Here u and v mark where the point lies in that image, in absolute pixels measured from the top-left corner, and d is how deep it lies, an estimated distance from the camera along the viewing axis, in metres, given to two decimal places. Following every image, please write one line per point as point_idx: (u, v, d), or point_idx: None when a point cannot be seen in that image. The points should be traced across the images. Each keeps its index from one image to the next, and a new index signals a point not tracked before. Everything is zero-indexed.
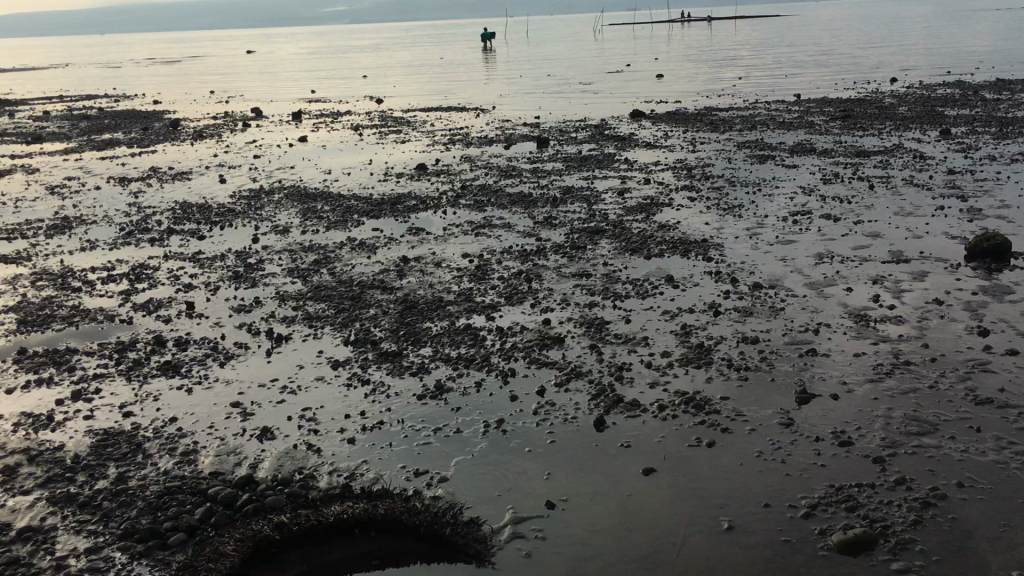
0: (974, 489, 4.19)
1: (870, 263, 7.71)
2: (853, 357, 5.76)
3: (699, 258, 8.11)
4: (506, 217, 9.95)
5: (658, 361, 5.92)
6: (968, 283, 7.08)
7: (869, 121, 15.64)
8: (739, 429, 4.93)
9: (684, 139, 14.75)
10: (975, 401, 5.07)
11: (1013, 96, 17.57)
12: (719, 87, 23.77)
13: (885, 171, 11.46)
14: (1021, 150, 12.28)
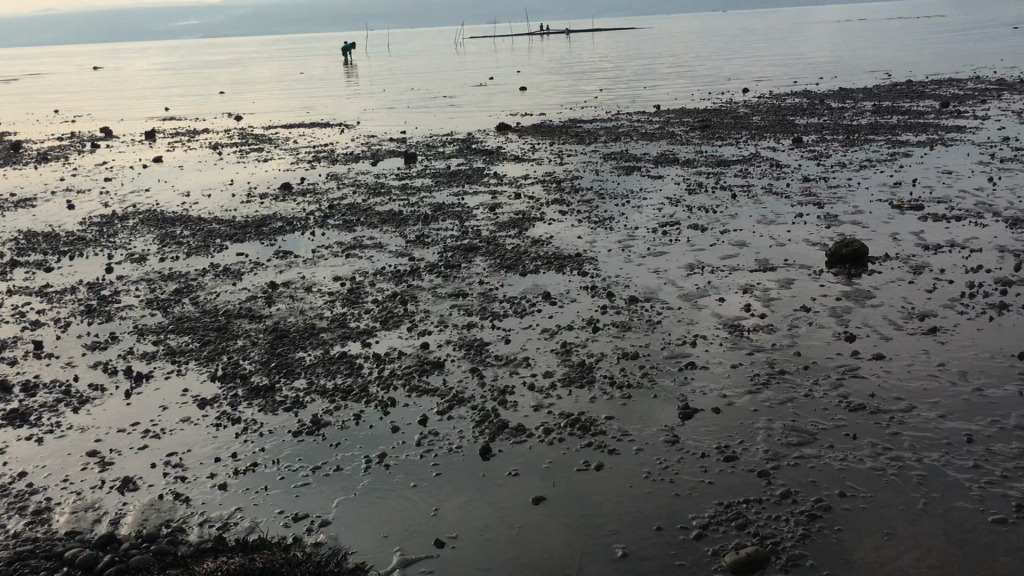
0: (856, 499, 4.27)
1: (738, 272, 7.88)
2: (731, 369, 5.84)
3: (574, 272, 8.10)
4: (377, 237, 9.71)
5: (541, 382, 5.84)
6: (832, 289, 7.32)
7: (726, 131, 16.15)
8: (626, 449, 4.90)
9: (551, 152, 14.85)
10: (848, 408, 5.19)
11: (856, 105, 18.53)
12: (582, 99, 24.14)
13: (745, 180, 11.82)
14: (868, 156, 12.90)
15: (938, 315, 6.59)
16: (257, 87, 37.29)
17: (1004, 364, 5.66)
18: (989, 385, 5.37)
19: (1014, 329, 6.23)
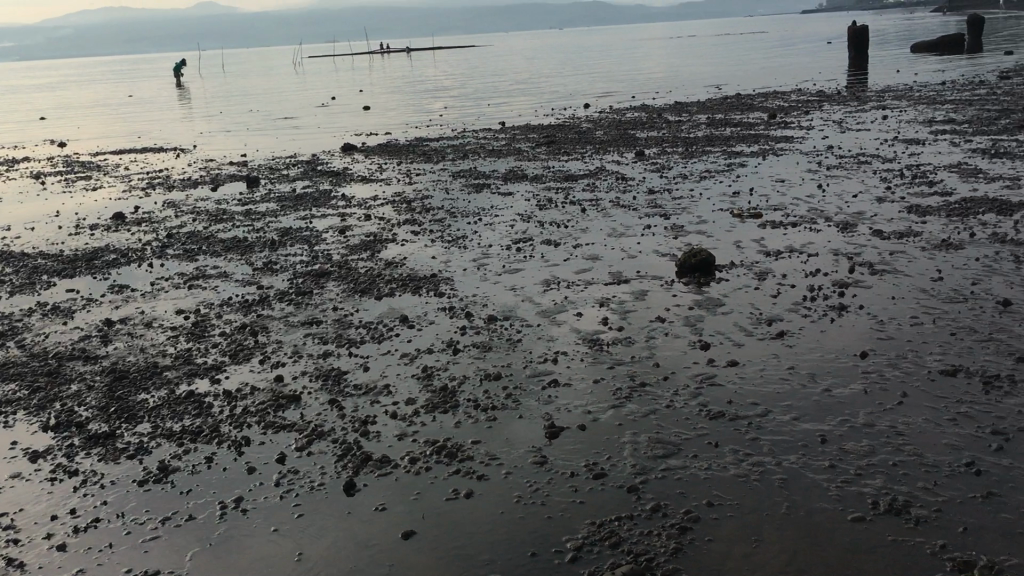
0: (723, 507, 4.32)
1: (594, 286, 7.96)
2: (592, 384, 5.85)
3: (430, 294, 7.97)
4: (221, 266, 9.28)
5: (403, 410, 5.67)
6: (683, 299, 7.49)
7: (571, 146, 16.41)
8: (495, 474, 4.80)
9: (399, 171, 14.67)
10: (709, 416, 5.28)
11: (692, 118, 19.24)
12: (427, 117, 24.05)
13: (592, 194, 12.01)
14: (707, 167, 13.38)
15: (784, 319, 6.84)
16: (82, 111, 35.32)
17: (847, 363, 5.91)
18: (836, 385, 5.58)
19: (854, 329, 6.53)
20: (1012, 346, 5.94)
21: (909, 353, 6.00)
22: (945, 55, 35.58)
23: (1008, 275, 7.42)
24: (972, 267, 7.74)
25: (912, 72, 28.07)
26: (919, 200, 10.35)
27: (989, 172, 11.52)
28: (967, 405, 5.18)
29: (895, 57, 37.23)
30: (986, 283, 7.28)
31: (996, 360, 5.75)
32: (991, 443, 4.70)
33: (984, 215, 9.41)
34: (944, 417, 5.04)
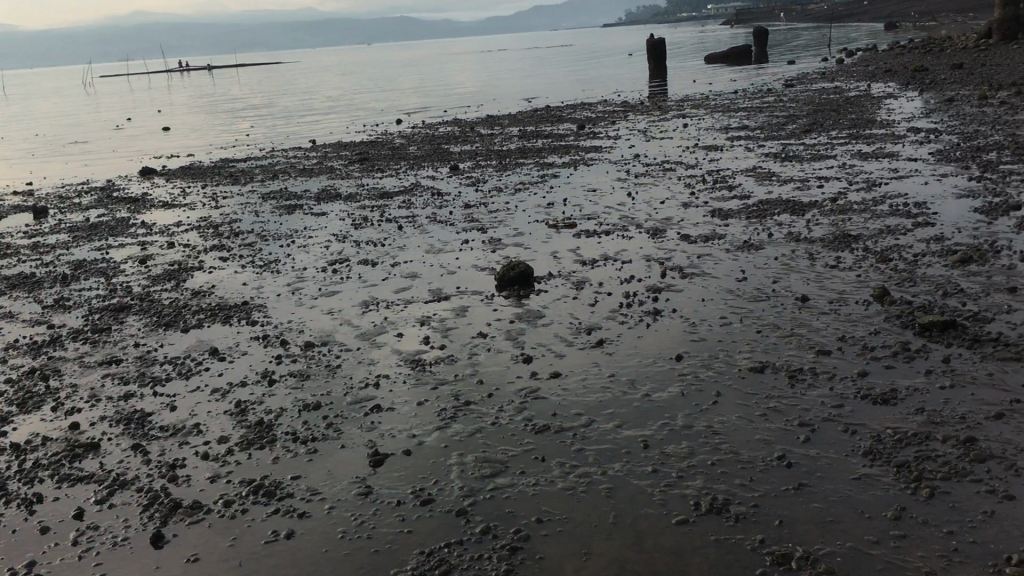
0: (552, 522, 4.28)
1: (413, 304, 7.83)
2: (415, 406, 5.72)
3: (241, 323, 7.60)
4: (6, 306, 8.51)
5: (216, 449, 5.33)
6: (504, 313, 7.48)
7: (385, 162, 16.23)
8: (318, 510, 4.57)
9: (205, 195, 14.01)
10: (534, 430, 5.26)
11: (504, 131, 19.49)
12: (233, 138, 23.20)
13: (408, 210, 11.88)
14: (521, 179, 13.54)
15: (602, 327, 6.95)
16: None
17: (664, 366, 6.05)
18: (655, 390, 5.70)
19: (668, 333, 6.72)
20: (811, 339, 6.27)
21: (720, 353, 6.22)
22: (735, 65, 37.87)
23: (804, 272, 7.87)
24: (772, 266, 8.16)
25: (706, 82, 29.67)
26: (721, 204, 10.85)
27: (782, 175, 12.24)
28: (776, 399, 5.40)
29: (690, 67, 39.28)
30: (785, 281, 7.68)
31: (798, 354, 6.05)
32: (799, 434, 4.91)
33: (779, 216, 9.96)
34: (755, 413, 5.24)
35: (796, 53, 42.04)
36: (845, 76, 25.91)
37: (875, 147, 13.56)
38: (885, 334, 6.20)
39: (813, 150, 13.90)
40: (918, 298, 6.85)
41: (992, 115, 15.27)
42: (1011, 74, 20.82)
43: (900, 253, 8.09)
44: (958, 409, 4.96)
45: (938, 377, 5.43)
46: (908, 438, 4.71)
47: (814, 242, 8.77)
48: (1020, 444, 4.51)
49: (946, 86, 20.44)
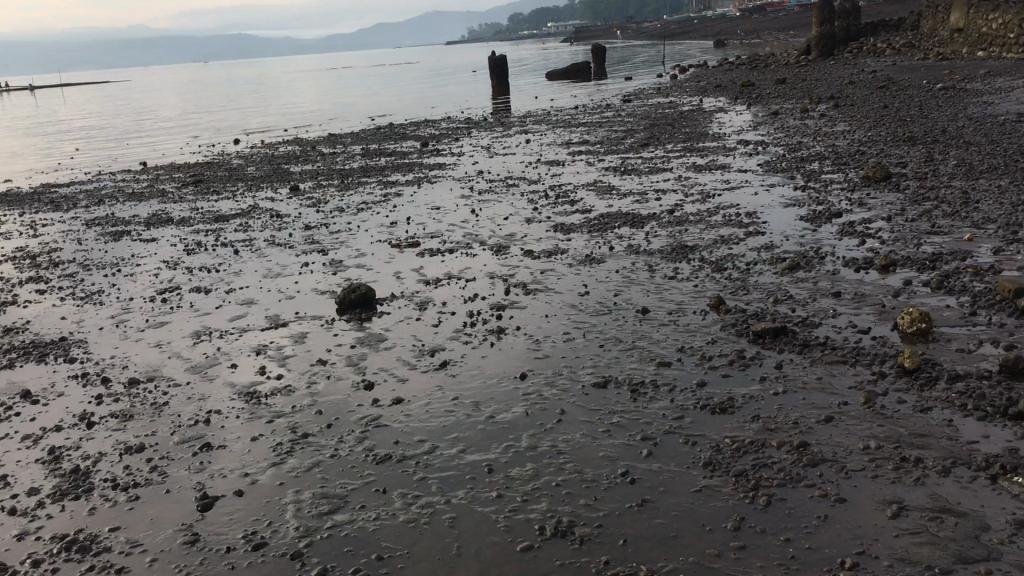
0: (393, 558, 4.08)
1: (249, 332, 7.48)
2: (249, 443, 5.41)
3: (59, 361, 7.05)
4: None
5: (24, 502, 4.86)
6: (345, 338, 7.24)
7: (221, 184, 15.60)
8: (138, 564, 4.21)
9: (21, 223, 13.06)
10: (375, 460, 5.06)
11: (346, 149, 19.14)
12: (56, 161, 21.84)
13: (246, 233, 11.43)
14: (363, 199, 13.27)
15: (446, 348, 6.82)
16: None
17: (507, 386, 5.97)
18: (499, 411, 5.60)
19: (512, 351, 6.65)
20: (652, 351, 6.34)
21: (564, 369, 6.20)
22: (576, 82, 38.77)
23: (644, 284, 7.99)
24: (614, 279, 8.25)
25: (548, 98, 30.18)
26: (563, 219, 10.94)
27: (621, 188, 12.49)
28: (619, 414, 5.40)
29: (532, 84, 39.94)
30: (626, 293, 7.77)
31: (640, 367, 6.09)
32: (642, 449, 4.90)
33: (620, 229, 10.12)
34: (598, 430, 5.21)
35: (633, 69, 43.44)
36: (678, 91, 26.89)
37: (708, 160, 14.05)
38: (722, 344, 6.33)
39: (651, 164, 14.27)
40: (752, 306, 7.04)
41: (813, 127, 16.13)
42: (827, 89, 22.14)
43: (733, 262, 8.33)
44: (791, 415, 5.09)
45: (772, 384, 5.57)
46: (744, 446, 4.78)
47: (653, 254, 8.94)
48: (848, 446, 4.65)
49: (770, 100, 21.49)
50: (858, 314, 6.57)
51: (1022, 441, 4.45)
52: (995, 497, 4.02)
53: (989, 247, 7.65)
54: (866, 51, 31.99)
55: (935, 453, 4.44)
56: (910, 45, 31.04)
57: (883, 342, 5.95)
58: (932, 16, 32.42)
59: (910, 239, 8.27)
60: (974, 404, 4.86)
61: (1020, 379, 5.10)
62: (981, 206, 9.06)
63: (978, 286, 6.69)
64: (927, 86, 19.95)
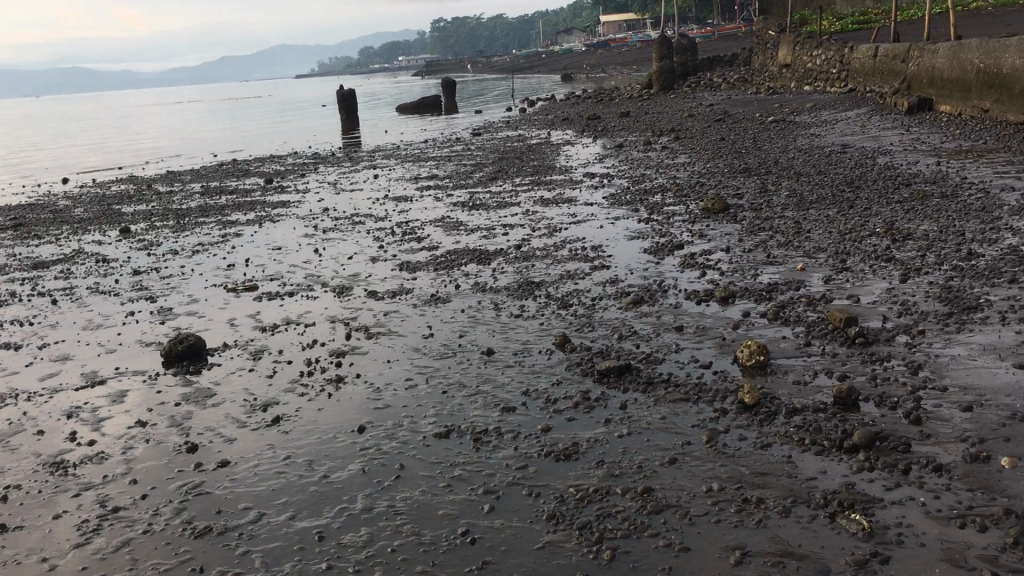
0: None
1: (62, 393, 6.85)
2: (51, 523, 4.87)
3: None
4: None
5: None
6: (171, 394, 6.71)
7: (44, 227, 14.57)
8: None
9: None
10: (193, 534, 4.62)
11: (184, 187, 18.29)
12: None
13: (67, 281, 10.62)
14: (199, 240, 12.60)
15: (279, 401, 6.41)
16: None
17: (344, 442, 5.62)
18: (334, 469, 5.25)
19: (350, 402, 6.31)
20: (496, 396, 6.13)
21: (405, 420, 5.90)
22: (426, 116, 38.70)
23: (490, 324, 7.80)
24: (459, 319, 8.03)
25: (397, 133, 29.90)
26: (409, 257, 10.67)
27: (468, 224, 12.33)
28: (460, 466, 5.15)
29: (382, 118, 39.59)
30: (470, 334, 7.55)
31: (483, 414, 5.86)
32: (484, 504, 4.66)
33: (466, 266, 9.94)
34: (438, 485, 4.94)
35: (484, 103, 43.80)
36: (526, 125, 27.15)
37: (555, 193, 14.10)
38: (566, 384, 6.19)
39: (499, 198, 14.21)
40: (597, 343, 6.95)
41: (655, 160, 16.47)
42: (668, 122, 22.80)
43: (578, 298, 8.26)
44: (635, 458, 4.96)
45: (616, 426, 5.44)
46: (588, 495, 4.61)
47: (499, 291, 8.79)
48: (692, 489, 4.54)
49: (615, 133, 21.93)
50: (699, 349, 6.57)
51: (858, 475, 4.44)
52: (835, 536, 3.96)
53: (821, 276, 7.86)
54: (704, 84, 33.30)
55: (776, 492, 4.37)
56: (744, 79, 32.53)
57: (724, 377, 5.93)
58: (763, 52, 34.08)
59: (748, 270, 8.42)
60: (811, 438, 4.86)
61: (853, 410, 5.15)
62: (812, 235, 9.36)
63: (813, 316, 6.82)
64: (760, 118, 20.83)
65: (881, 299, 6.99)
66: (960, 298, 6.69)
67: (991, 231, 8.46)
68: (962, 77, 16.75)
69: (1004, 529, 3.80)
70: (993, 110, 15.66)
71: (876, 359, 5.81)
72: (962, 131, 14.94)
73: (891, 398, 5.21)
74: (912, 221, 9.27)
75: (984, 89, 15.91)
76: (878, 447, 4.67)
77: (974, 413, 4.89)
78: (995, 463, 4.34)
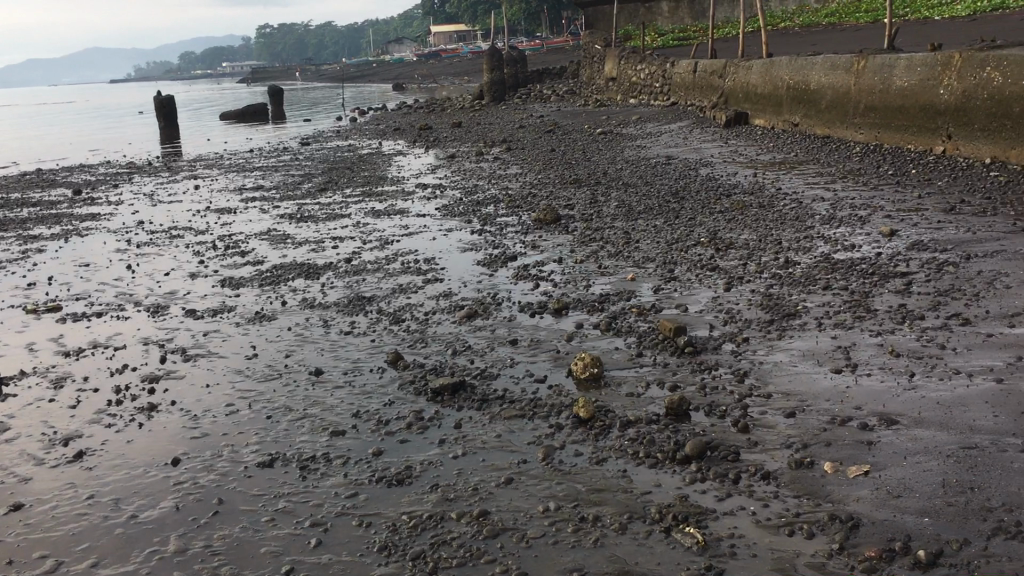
0: None
1: None
2: None
3: None
4: None
5: None
6: None
7: None
8: None
9: None
10: None
11: None
12: None
13: None
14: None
15: (84, 435, 5.87)
16: None
17: (157, 477, 5.19)
18: (144, 509, 4.82)
19: (164, 432, 5.86)
20: (325, 420, 5.84)
21: (225, 450, 5.51)
22: (252, 125, 37.39)
23: (318, 342, 7.48)
24: (285, 338, 7.66)
25: (220, 142, 28.67)
26: (233, 272, 10.14)
27: (296, 236, 11.88)
28: (284, 498, 4.84)
29: (203, 126, 37.98)
30: (298, 354, 7.21)
31: (311, 440, 5.56)
32: (311, 538, 4.39)
33: (293, 281, 9.53)
34: (261, 520, 4.62)
35: (312, 112, 42.79)
36: (357, 134, 26.67)
37: (387, 204, 13.83)
38: (399, 405, 5.96)
39: (328, 209, 13.81)
40: (430, 360, 6.77)
41: (487, 170, 16.49)
42: (499, 133, 22.94)
43: (411, 312, 8.06)
44: (470, 480, 4.80)
45: (450, 446, 5.27)
46: (421, 521, 4.41)
47: (328, 307, 8.46)
48: (528, 510, 4.42)
49: (447, 144, 21.84)
50: (534, 362, 6.50)
51: (691, 487, 4.44)
52: (670, 550, 3.93)
53: (650, 286, 7.99)
54: (533, 96, 33.81)
55: (612, 509, 4.31)
56: (572, 92, 33.24)
57: (559, 391, 5.87)
58: (589, 66, 34.97)
59: (580, 280, 8.47)
60: (645, 450, 4.85)
61: (683, 420, 5.19)
62: (640, 245, 9.53)
63: (643, 326, 6.90)
64: (588, 130, 21.27)
65: (707, 308, 7.16)
66: (780, 305, 6.92)
67: (804, 240, 8.87)
68: (774, 93, 17.69)
69: (829, 535, 3.87)
70: (802, 124, 16.58)
71: (704, 368, 5.90)
72: (774, 144, 15.74)
73: (719, 407, 5.28)
74: (733, 231, 9.59)
75: (793, 104, 16.84)
76: (709, 457, 4.70)
77: (796, 418, 5.01)
78: (818, 468, 4.44)
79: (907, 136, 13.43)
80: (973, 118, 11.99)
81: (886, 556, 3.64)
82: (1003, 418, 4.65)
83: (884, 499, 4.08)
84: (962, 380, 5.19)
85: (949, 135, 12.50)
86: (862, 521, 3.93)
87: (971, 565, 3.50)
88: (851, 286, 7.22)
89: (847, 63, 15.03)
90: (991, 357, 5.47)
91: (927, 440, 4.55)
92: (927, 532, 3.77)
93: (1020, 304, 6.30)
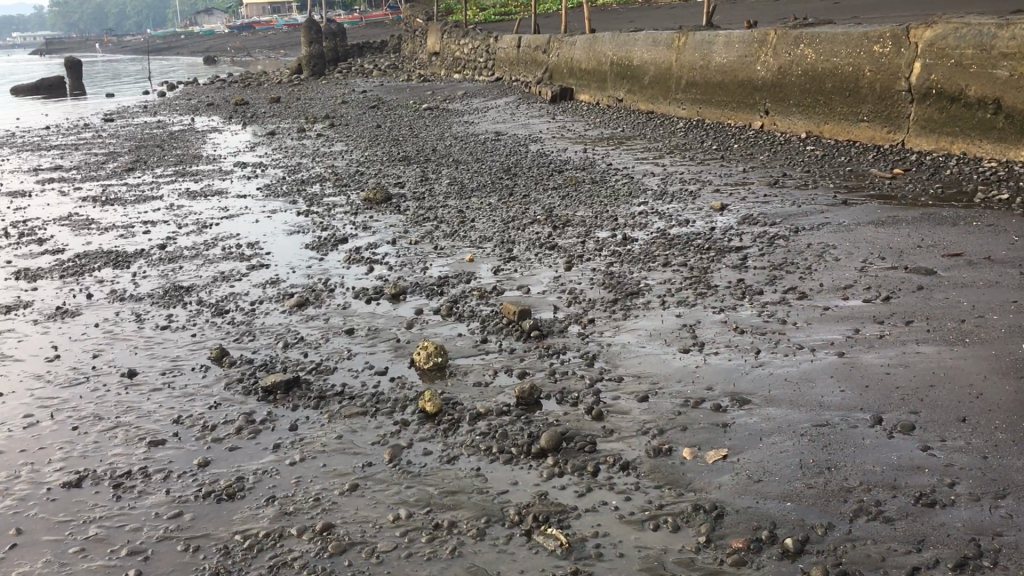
0: None
1: None
2: None
3: None
4: None
5: None
6: None
7: None
8: None
9: None
10: None
11: None
12: None
13: None
14: None
15: None
16: None
17: None
18: None
19: None
20: (141, 429, 5.23)
21: (24, 469, 4.84)
22: (48, 99, 34.53)
23: (130, 339, 6.80)
24: (91, 336, 6.90)
25: (11, 118, 26.27)
26: (28, 263, 9.14)
27: (101, 221, 10.89)
28: (96, 522, 4.27)
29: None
30: (107, 354, 6.50)
31: (125, 453, 4.97)
32: (128, 570, 3.86)
33: (99, 271, 8.69)
34: (69, 551, 4.04)
35: (117, 85, 40.05)
36: (166, 110, 25.03)
37: (202, 185, 12.93)
38: (226, 407, 5.43)
39: (136, 191, 12.78)
40: (259, 355, 6.25)
41: (310, 148, 15.80)
42: (321, 108, 22.10)
43: (234, 302, 7.47)
44: (311, 490, 4.37)
45: (286, 452, 4.82)
46: (258, 541, 3.97)
47: (141, 299, 7.71)
48: (377, 519, 4.05)
49: (265, 120, 20.85)
50: (373, 353, 6.10)
51: (549, 482, 4.21)
52: (533, 555, 3.67)
53: (489, 267, 7.74)
54: (354, 70, 32.96)
55: (468, 513, 4.01)
56: (394, 67, 32.63)
57: (402, 384, 5.51)
58: (411, 40, 34.32)
59: (416, 263, 8.11)
60: (499, 446, 4.58)
61: (536, 410, 4.95)
62: (476, 224, 9.28)
63: (486, 310, 6.63)
64: (414, 105, 20.84)
65: (549, 288, 6.98)
66: (622, 284, 6.81)
67: (639, 216, 8.86)
68: (598, 68, 17.84)
69: (694, 528, 3.73)
70: (626, 100, 16.81)
71: (552, 352, 5.69)
72: (600, 119, 15.88)
73: (572, 394, 5.08)
74: (569, 208, 9.48)
75: (617, 80, 17.04)
76: (565, 449, 4.48)
77: (650, 403, 4.88)
78: (676, 455, 4.31)
79: (727, 112, 13.81)
80: (789, 94, 12.43)
81: (753, 546, 3.54)
82: (849, 393, 4.69)
83: (745, 485, 3.99)
84: (806, 355, 5.22)
85: (766, 111, 12.94)
86: (726, 510, 3.82)
87: (838, 552, 3.44)
88: (689, 262, 7.22)
89: (667, 39, 15.32)
90: (829, 330, 5.55)
91: (780, 419, 4.52)
92: (791, 518, 3.70)
93: (849, 277, 6.45)
